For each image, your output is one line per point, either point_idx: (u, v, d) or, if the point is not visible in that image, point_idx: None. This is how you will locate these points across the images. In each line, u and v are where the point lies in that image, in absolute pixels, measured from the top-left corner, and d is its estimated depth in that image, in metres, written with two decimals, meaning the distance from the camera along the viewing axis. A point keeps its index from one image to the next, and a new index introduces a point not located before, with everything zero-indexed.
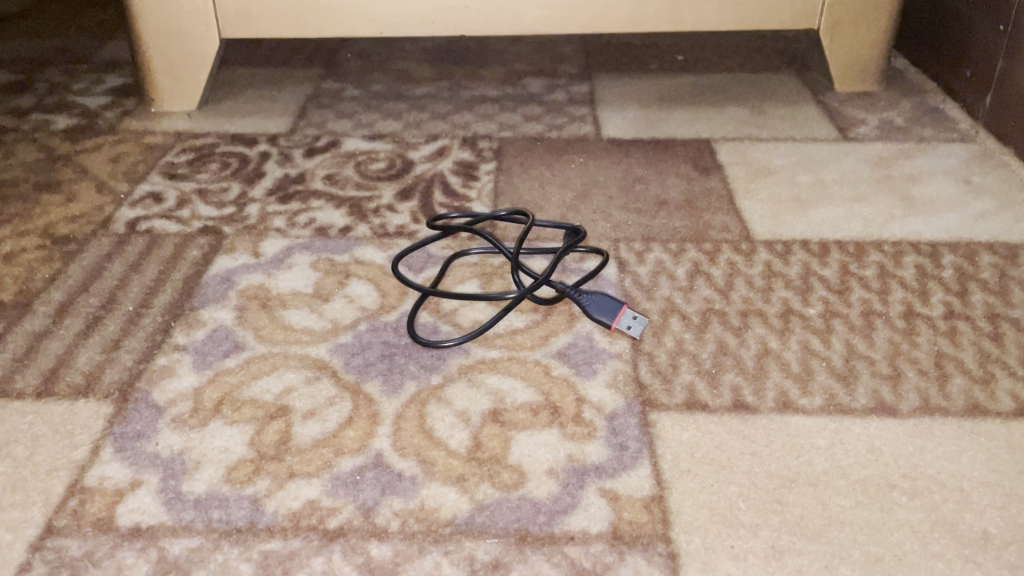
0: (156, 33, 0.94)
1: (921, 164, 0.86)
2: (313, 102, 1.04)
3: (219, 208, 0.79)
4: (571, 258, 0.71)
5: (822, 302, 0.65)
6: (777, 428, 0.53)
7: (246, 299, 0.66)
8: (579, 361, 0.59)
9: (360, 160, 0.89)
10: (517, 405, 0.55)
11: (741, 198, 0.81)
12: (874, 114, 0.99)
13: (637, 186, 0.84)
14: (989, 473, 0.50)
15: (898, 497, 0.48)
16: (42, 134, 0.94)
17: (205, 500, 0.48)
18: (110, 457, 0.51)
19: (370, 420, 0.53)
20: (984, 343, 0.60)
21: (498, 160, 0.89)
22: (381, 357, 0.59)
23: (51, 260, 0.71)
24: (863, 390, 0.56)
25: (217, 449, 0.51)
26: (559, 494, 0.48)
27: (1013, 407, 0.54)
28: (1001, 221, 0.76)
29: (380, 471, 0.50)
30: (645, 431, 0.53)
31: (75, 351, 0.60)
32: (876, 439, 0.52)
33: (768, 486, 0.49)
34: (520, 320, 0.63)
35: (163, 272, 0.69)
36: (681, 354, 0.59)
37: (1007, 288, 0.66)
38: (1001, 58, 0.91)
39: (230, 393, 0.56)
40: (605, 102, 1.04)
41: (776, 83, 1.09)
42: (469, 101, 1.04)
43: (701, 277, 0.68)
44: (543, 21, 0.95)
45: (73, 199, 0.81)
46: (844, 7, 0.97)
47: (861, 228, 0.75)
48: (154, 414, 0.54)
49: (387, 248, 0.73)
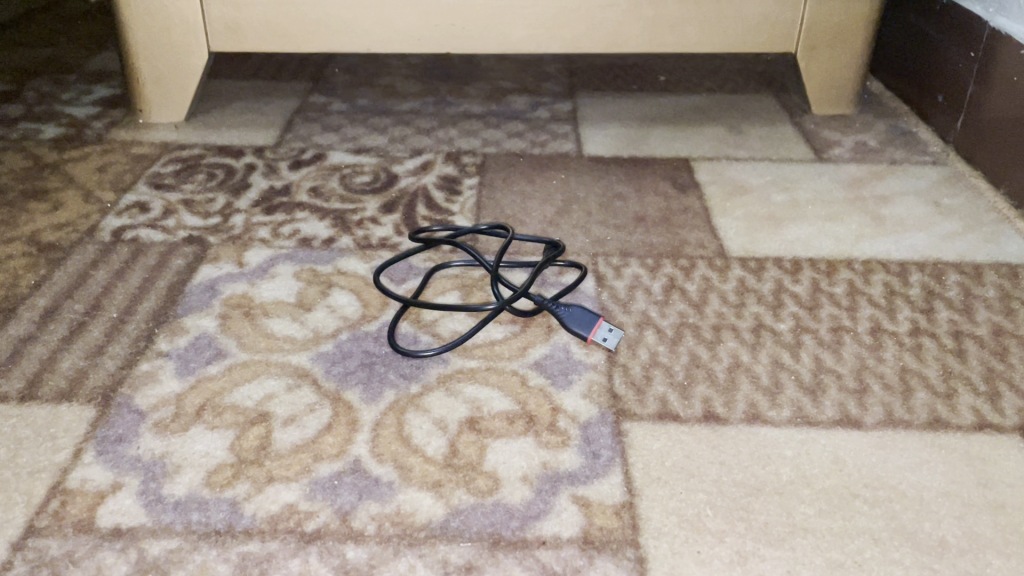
0: (145, 44, 0.96)
1: (893, 185, 0.89)
2: (300, 115, 1.06)
3: (204, 219, 0.80)
4: (550, 271, 0.73)
5: (792, 318, 0.66)
6: (745, 438, 0.54)
7: (230, 307, 0.67)
8: (555, 372, 0.60)
9: (345, 173, 0.91)
10: (494, 413, 0.56)
11: (717, 216, 0.83)
12: (848, 136, 1.01)
13: (616, 202, 0.85)
14: (949, 483, 0.51)
15: (861, 506, 0.49)
16: (30, 143, 0.95)
17: (185, 503, 0.49)
18: (92, 460, 0.52)
19: (349, 427, 0.55)
20: (948, 358, 0.62)
21: (481, 175, 0.91)
22: (362, 365, 0.60)
23: (36, 267, 0.71)
24: (830, 403, 0.57)
25: (197, 453, 0.52)
26: (532, 500, 0.49)
27: (974, 420, 0.56)
28: (968, 241, 0.78)
29: (357, 477, 0.51)
30: (618, 440, 0.54)
31: (59, 356, 0.61)
32: (841, 450, 0.54)
33: (735, 494, 0.50)
34: (498, 331, 0.65)
35: (148, 280, 0.70)
36: (654, 366, 0.61)
37: (972, 306, 0.68)
38: (972, 83, 0.94)
39: (212, 399, 0.57)
40: (588, 120, 1.06)
41: (755, 105, 1.11)
42: (454, 117, 1.06)
43: (676, 291, 0.70)
44: (527, 40, 0.97)
45: (60, 207, 0.81)
46: (820, 32, 0.99)
47: (833, 246, 0.77)
48: (136, 419, 0.55)
49: (369, 260, 0.74)
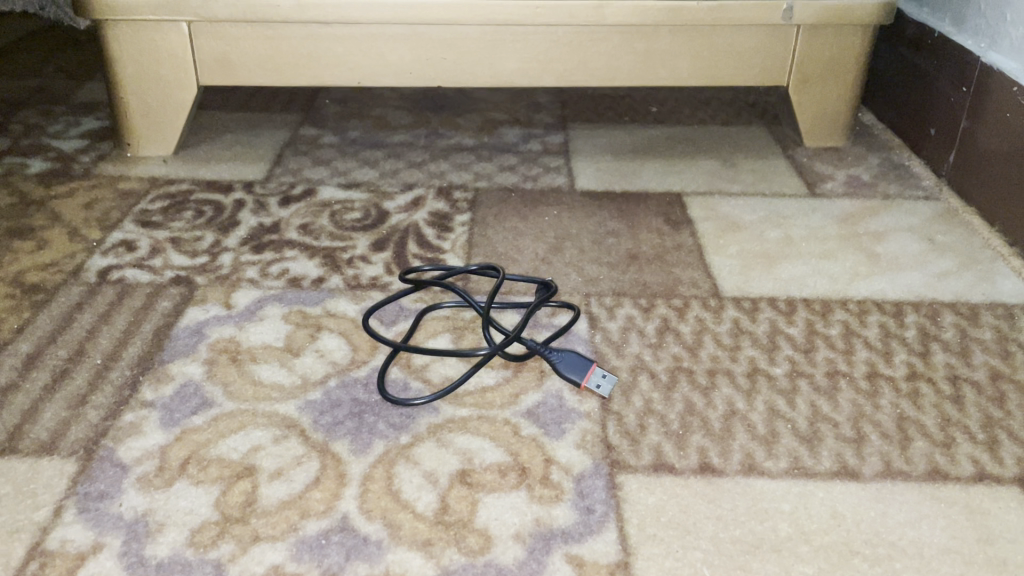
0: (134, 78, 0.95)
1: (886, 221, 0.88)
2: (290, 148, 1.05)
3: (192, 258, 0.79)
4: (543, 312, 0.72)
5: (788, 362, 0.66)
6: (742, 491, 0.53)
7: (217, 352, 0.65)
8: (548, 421, 0.59)
9: (335, 209, 0.90)
10: (486, 465, 0.55)
11: (711, 254, 0.82)
12: (841, 169, 1.01)
13: (609, 239, 0.85)
14: (948, 539, 0.50)
15: (860, 564, 0.49)
16: (15, 178, 0.94)
17: (168, 565, 0.48)
18: (72, 518, 0.50)
19: (337, 481, 0.53)
20: (946, 405, 0.61)
21: (473, 212, 0.90)
22: (350, 415, 0.59)
23: (19, 310, 0.70)
24: (827, 453, 0.57)
25: (182, 510, 0.51)
26: (525, 559, 0.48)
27: (973, 471, 0.55)
28: (962, 280, 0.77)
29: (345, 535, 0.50)
30: (612, 494, 0.53)
31: (41, 406, 0.59)
32: (839, 504, 0.53)
33: (733, 552, 0.49)
34: (490, 376, 0.63)
35: (134, 323, 0.69)
36: (649, 414, 0.60)
37: (969, 349, 0.68)
38: (964, 118, 0.94)
39: (196, 452, 0.55)
40: (579, 153, 1.06)
41: (747, 137, 1.11)
42: (445, 150, 1.05)
43: (670, 333, 0.69)
44: (519, 74, 0.97)
45: (45, 245, 0.80)
46: (811, 65, 0.99)
47: (827, 286, 0.76)
48: (119, 473, 0.54)
49: (359, 301, 0.73)
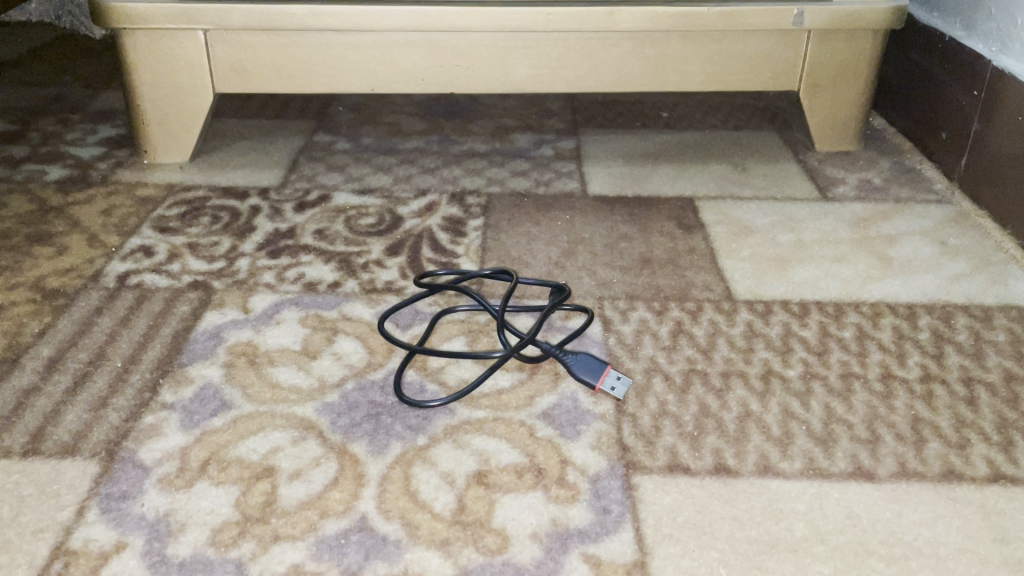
0: (152, 86, 0.96)
1: (900, 225, 0.88)
2: (304, 155, 1.06)
3: (209, 263, 0.80)
4: (556, 316, 0.72)
5: (801, 364, 0.66)
6: (758, 492, 0.54)
7: (235, 355, 0.66)
8: (563, 423, 0.59)
9: (350, 215, 0.91)
10: (502, 466, 0.55)
11: (723, 257, 0.82)
12: (852, 174, 1.01)
13: (621, 243, 0.85)
14: (965, 539, 0.51)
15: (876, 564, 0.49)
16: (34, 185, 0.95)
17: (190, 564, 0.48)
18: (95, 519, 0.51)
19: (356, 481, 0.54)
20: (960, 406, 0.61)
21: (486, 216, 0.91)
22: (368, 417, 0.60)
23: (41, 314, 0.71)
24: (842, 454, 0.57)
25: (203, 510, 0.52)
26: (542, 558, 0.49)
27: (987, 472, 0.55)
28: (976, 283, 0.77)
29: (364, 535, 0.50)
30: (628, 494, 0.53)
31: (63, 409, 0.60)
32: (855, 504, 0.53)
33: (749, 551, 0.49)
34: (505, 379, 0.64)
35: (153, 327, 0.70)
36: (664, 416, 0.60)
37: (982, 351, 0.68)
38: (976, 122, 0.94)
39: (216, 452, 0.56)
40: (592, 158, 1.06)
41: (758, 142, 1.11)
42: (458, 155, 1.06)
43: (684, 336, 0.69)
44: (531, 80, 0.97)
45: (65, 251, 0.81)
46: (822, 69, 1.00)
47: (840, 288, 0.76)
48: (141, 474, 0.54)
49: (375, 305, 0.74)
